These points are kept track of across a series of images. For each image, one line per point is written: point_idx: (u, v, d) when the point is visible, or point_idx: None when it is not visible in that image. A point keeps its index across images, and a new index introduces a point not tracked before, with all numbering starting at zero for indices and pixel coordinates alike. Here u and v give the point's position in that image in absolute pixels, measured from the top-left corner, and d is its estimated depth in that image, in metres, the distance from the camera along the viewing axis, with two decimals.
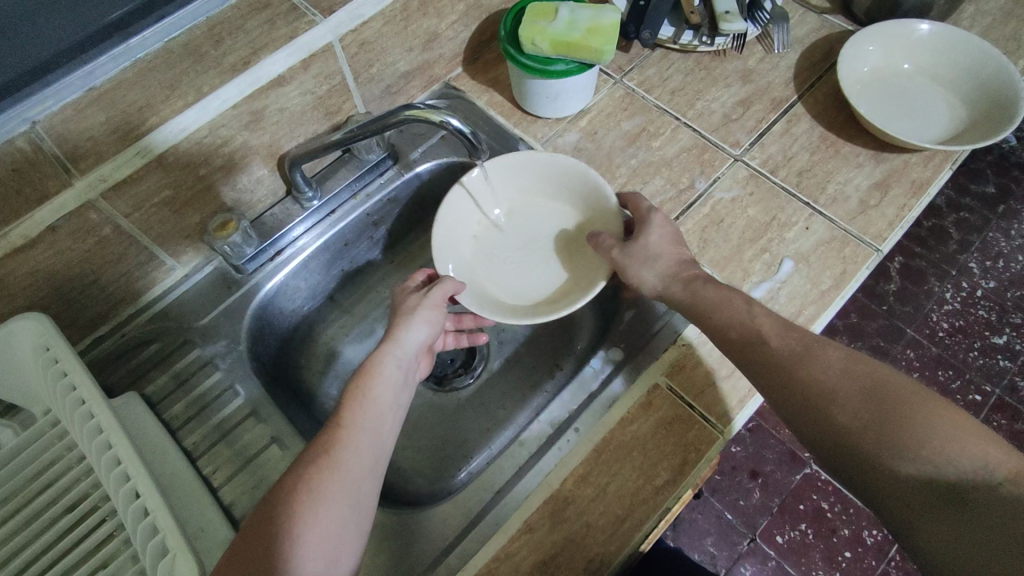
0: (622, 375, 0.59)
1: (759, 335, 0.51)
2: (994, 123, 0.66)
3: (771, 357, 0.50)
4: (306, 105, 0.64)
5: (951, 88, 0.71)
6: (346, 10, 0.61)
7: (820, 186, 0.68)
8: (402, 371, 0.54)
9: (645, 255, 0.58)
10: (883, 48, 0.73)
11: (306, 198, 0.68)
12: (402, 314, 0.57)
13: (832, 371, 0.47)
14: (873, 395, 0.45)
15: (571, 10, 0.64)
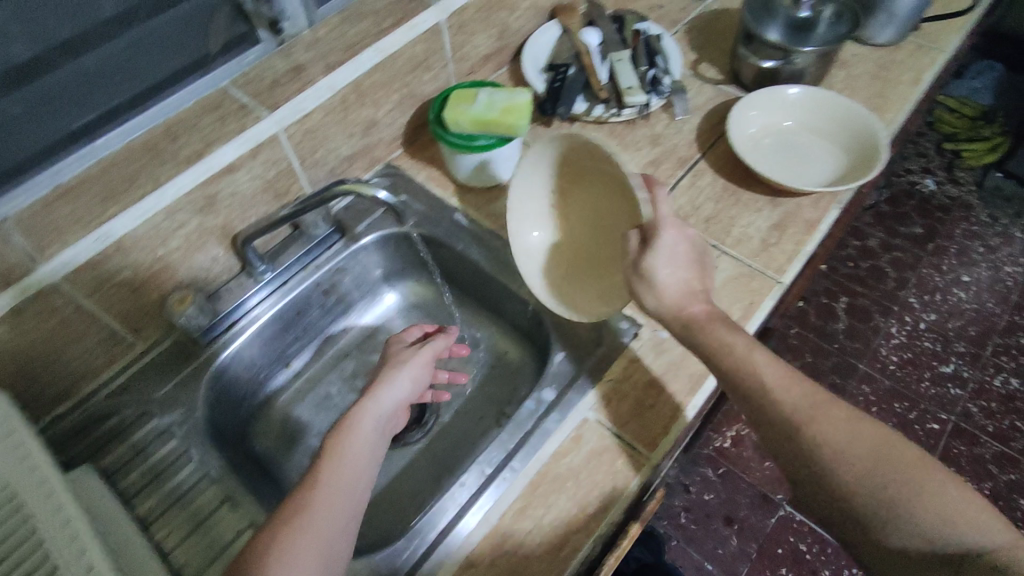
0: (555, 413, 0.63)
1: (764, 384, 0.51)
2: (864, 164, 0.77)
3: (780, 408, 0.50)
4: (256, 189, 0.72)
5: (829, 138, 0.81)
6: (289, 105, 0.69)
7: (725, 231, 0.75)
8: (377, 428, 0.58)
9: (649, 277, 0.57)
10: (765, 112, 0.83)
11: (258, 271, 0.74)
12: (390, 369, 0.64)
13: (839, 426, 0.48)
14: (874, 449, 0.47)
15: (488, 94, 0.73)
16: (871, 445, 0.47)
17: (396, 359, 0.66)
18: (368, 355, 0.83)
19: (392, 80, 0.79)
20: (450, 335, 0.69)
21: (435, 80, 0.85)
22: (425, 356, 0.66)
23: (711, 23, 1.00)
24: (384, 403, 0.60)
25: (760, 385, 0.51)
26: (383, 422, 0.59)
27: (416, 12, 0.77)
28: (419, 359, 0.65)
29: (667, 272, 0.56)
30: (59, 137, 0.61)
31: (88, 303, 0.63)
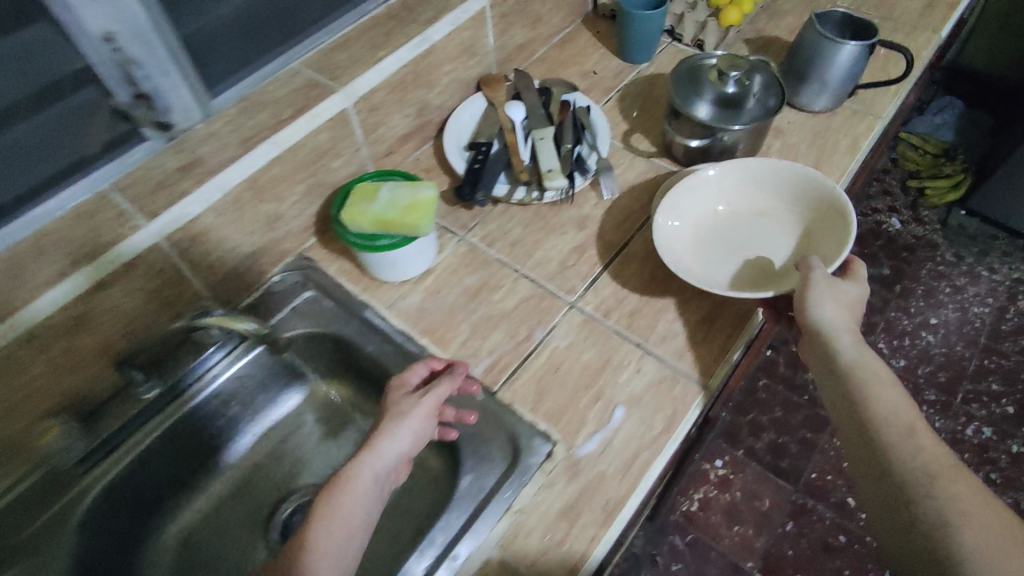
0: (455, 550, 0.57)
1: (913, 430, 0.55)
2: (830, 245, 0.72)
3: (911, 459, 0.53)
4: (138, 301, 0.66)
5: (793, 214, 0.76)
6: (171, 212, 0.65)
7: (649, 326, 0.71)
8: (374, 487, 0.54)
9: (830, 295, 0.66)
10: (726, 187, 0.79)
11: (144, 390, 0.69)
12: (388, 419, 0.58)
13: (966, 487, 0.50)
14: (989, 516, 0.48)
15: (391, 188, 0.68)
16: (1003, 525, 0.47)
17: (396, 405, 0.59)
18: (279, 464, 0.77)
19: (296, 172, 0.74)
20: (456, 377, 0.62)
21: (348, 164, 0.81)
22: (429, 404, 0.59)
23: (645, 90, 0.96)
24: (384, 457, 0.56)
25: (906, 428, 0.56)
26: (380, 478, 0.55)
27: (319, 100, 0.74)
28: (421, 409, 0.59)
29: (854, 302, 0.66)
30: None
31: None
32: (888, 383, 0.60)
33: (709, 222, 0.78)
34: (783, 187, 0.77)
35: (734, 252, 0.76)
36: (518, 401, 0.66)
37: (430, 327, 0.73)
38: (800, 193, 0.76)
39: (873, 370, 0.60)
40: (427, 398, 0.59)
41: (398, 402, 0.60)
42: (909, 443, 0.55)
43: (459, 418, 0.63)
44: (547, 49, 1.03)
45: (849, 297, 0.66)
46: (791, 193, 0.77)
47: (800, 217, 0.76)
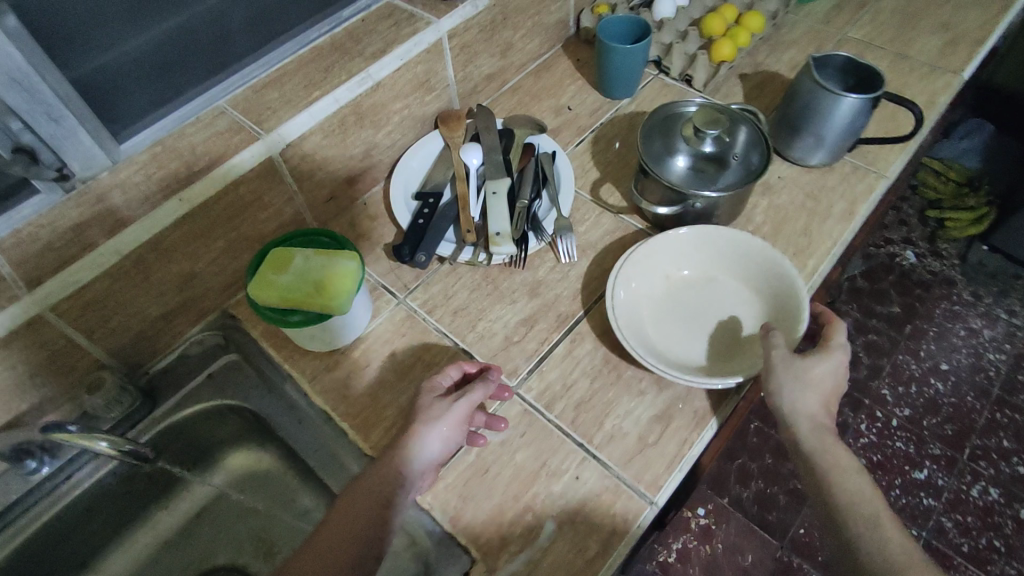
0: None
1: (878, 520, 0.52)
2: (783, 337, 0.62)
3: (878, 553, 0.50)
4: (21, 375, 0.58)
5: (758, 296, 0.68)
6: (57, 280, 0.57)
7: (596, 422, 0.62)
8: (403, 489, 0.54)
9: (804, 380, 0.57)
10: (695, 248, 0.70)
11: (30, 468, 0.63)
12: (419, 421, 0.56)
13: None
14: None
15: (306, 257, 0.60)
16: None
17: (427, 409, 0.57)
18: (193, 540, 0.72)
19: (212, 228, 0.67)
20: (489, 384, 0.59)
21: (278, 214, 0.73)
22: (460, 412, 0.57)
23: (624, 132, 0.87)
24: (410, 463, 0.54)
25: (870, 517, 0.52)
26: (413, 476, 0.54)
27: (239, 148, 0.65)
28: (451, 416, 0.57)
29: (825, 378, 0.58)
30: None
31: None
32: (853, 471, 0.55)
33: (669, 291, 0.70)
34: (736, 256, 0.69)
35: (686, 332, 0.67)
36: (438, 507, 0.58)
37: (352, 409, 0.65)
38: (755, 262, 0.68)
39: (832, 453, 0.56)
40: (459, 405, 0.57)
41: (431, 405, 0.57)
42: (875, 535, 0.51)
43: (489, 424, 0.61)
44: (521, 78, 0.94)
45: (820, 372, 0.58)
46: (747, 262, 0.69)
47: (761, 295, 0.68)
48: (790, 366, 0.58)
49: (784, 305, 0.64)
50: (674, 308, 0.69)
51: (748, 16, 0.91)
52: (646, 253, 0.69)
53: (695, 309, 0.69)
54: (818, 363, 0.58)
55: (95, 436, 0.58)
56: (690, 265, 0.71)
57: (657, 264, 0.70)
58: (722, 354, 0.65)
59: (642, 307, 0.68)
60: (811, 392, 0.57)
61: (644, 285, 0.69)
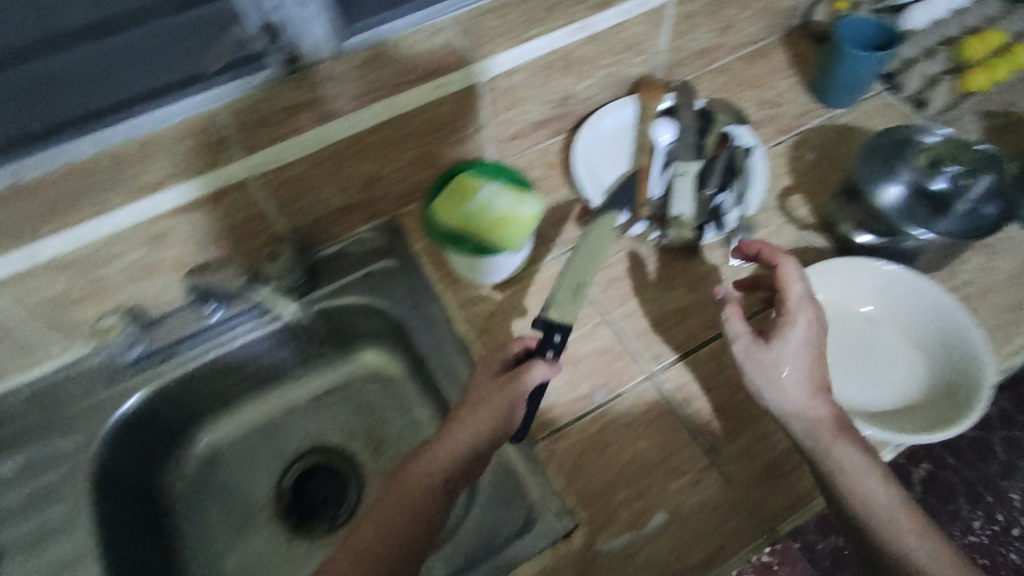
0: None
1: (893, 534, 0.50)
2: (932, 422, 0.56)
3: None
4: (218, 229, 0.65)
5: (932, 372, 0.60)
6: (269, 153, 0.62)
7: (729, 434, 0.60)
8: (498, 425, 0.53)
9: (774, 366, 0.54)
10: (885, 289, 0.63)
11: (208, 310, 0.69)
12: (465, 408, 0.54)
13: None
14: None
15: (494, 190, 0.61)
16: None
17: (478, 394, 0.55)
18: (314, 416, 0.77)
19: (405, 138, 0.69)
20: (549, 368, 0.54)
21: (465, 141, 0.74)
22: (511, 389, 0.53)
23: (830, 142, 0.79)
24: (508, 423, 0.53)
25: (883, 532, 0.50)
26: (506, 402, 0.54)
27: (449, 69, 0.66)
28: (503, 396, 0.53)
29: (801, 347, 0.54)
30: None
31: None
32: (872, 473, 0.52)
33: (844, 319, 0.64)
34: (913, 305, 0.62)
35: (839, 366, 0.62)
36: (555, 462, 0.59)
37: (489, 345, 0.67)
38: (940, 322, 0.60)
39: (834, 463, 0.52)
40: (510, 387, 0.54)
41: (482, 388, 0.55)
42: None
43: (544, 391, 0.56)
44: (732, 59, 0.87)
45: (796, 344, 0.54)
46: (935, 331, 0.61)
47: (935, 372, 0.60)
48: (757, 366, 0.55)
49: (951, 399, 0.57)
50: (845, 337, 0.63)
51: (1016, 49, 0.80)
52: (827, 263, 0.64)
53: (864, 348, 0.63)
54: (785, 330, 0.55)
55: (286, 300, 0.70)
56: (873, 300, 0.64)
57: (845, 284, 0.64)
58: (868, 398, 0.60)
59: None
60: (789, 371, 0.53)
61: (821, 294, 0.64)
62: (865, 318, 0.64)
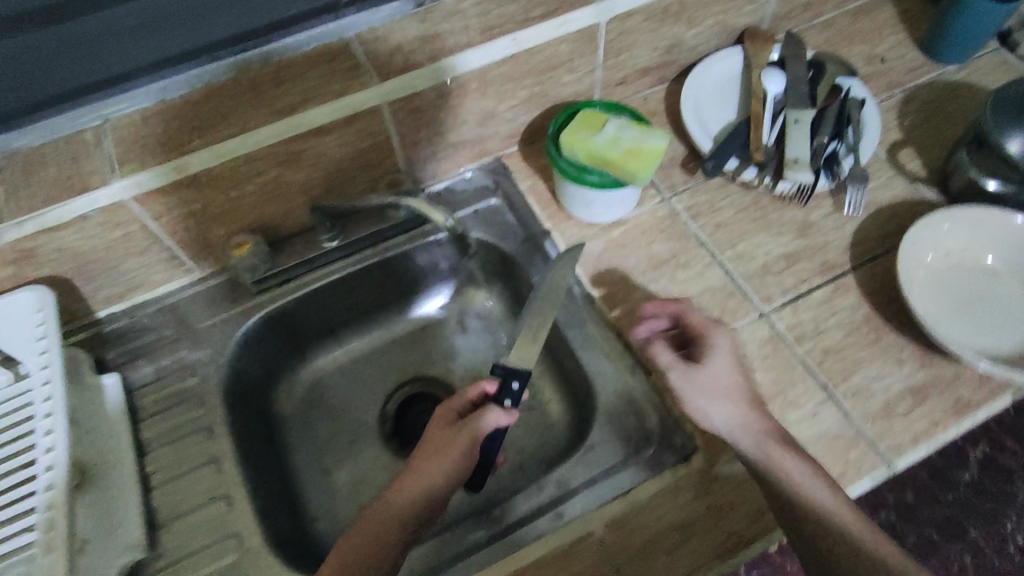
0: (579, 499, 0.58)
1: (849, 542, 0.49)
2: None
3: None
4: (345, 155, 0.67)
5: None
6: (400, 80, 0.63)
7: (844, 373, 0.61)
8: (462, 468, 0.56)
9: (709, 395, 0.55)
10: (1010, 241, 0.63)
11: (327, 238, 0.72)
12: (422, 454, 0.56)
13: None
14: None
15: (618, 125, 0.62)
16: None
17: (431, 440, 0.58)
18: (414, 348, 0.79)
19: (524, 75, 0.70)
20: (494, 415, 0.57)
21: (576, 83, 0.75)
22: (461, 443, 0.56)
23: (940, 99, 0.79)
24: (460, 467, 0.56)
25: (839, 540, 0.49)
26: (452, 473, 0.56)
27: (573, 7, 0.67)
28: (456, 448, 0.56)
29: (723, 376, 0.56)
30: (139, 65, 0.60)
31: (20, 245, 0.57)
32: (817, 478, 0.51)
33: (965, 268, 0.63)
34: None
35: (958, 313, 0.61)
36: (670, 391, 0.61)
37: (600, 281, 0.69)
38: None
39: (772, 477, 0.51)
40: (461, 437, 0.56)
41: (433, 435, 0.58)
42: None
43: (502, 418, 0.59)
44: (837, 15, 0.85)
45: (720, 374, 0.56)
46: None
47: None
48: (694, 390, 0.56)
49: None
50: (966, 286, 0.62)
51: None
52: (951, 210, 0.64)
53: (985, 297, 0.62)
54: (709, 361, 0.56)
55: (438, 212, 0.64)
56: (997, 251, 0.63)
57: (969, 233, 0.63)
58: (989, 345, 0.60)
59: (931, 265, 0.63)
60: (723, 404, 0.54)
61: (942, 242, 0.64)
62: (986, 268, 0.63)
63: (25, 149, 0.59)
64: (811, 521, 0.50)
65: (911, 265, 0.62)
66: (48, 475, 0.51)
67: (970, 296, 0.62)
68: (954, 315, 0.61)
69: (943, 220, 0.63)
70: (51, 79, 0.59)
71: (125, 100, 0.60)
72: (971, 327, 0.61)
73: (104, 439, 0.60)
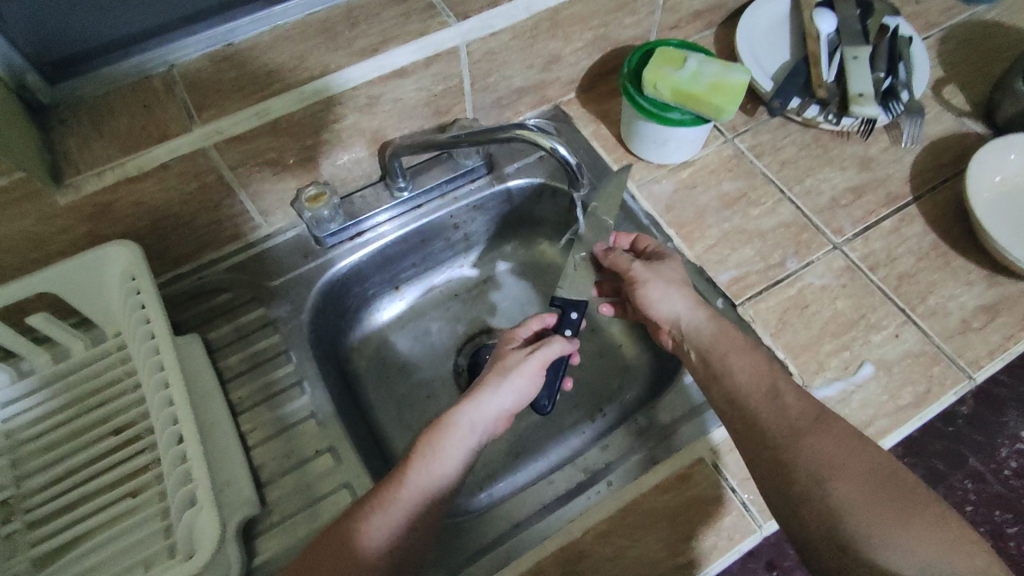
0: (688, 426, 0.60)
1: (798, 433, 0.50)
2: None
3: None
4: (419, 100, 0.65)
5: None
6: (479, 18, 0.61)
7: (920, 295, 0.64)
8: (475, 436, 0.53)
9: (667, 281, 0.60)
10: None
11: (397, 187, 0.70)
12: (495, 371, 0.57)
13: (858, 488, 0.47)
14: (886, 520, 0.46)
15: (700, 61, 0.63)
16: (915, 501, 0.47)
17: (504, 360, 0.58)
18: (476, 301, 0.79)
19: (592, 16, 0.68)
20: (564, 341, 0.59)
21: (637, 26, 0.73)
22: (535, 363, 0.58)
23: (975, 38, 0.82)
24: (485, 411, 0.54)
25: (788, 430, 0.50)
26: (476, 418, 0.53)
27: None
28: (527, 367, 0.57)
29: (677, 274, 0.60)
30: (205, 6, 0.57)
31: (99, 198, 0.54)
32: (760, 358, 0.55)
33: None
34: None
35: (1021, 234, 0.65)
36: (760, 321, 0.63)
37: (676, 221, 0.70)
38: None
39: (731, 367, 0.55)
40: (535, 356, 0.57)
41: (506, 356, 0.59)
42: None
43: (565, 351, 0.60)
44: None
45: (671, 270, 0.61)
46: None
47: None
48: (656, 279, 0.60)
49: None
50: None
51: None
52: (1007, 140, 0.68)
53: None
54: (666, 262, 0.61)
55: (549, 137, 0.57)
56: None
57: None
58: None
59: (994, 192, 0.67)
60: (676, 292, 0.59)
61: (1001, 170, 0.67)
62: None
63: (90, 98, 0.54)
64: (765, 408, 0.52)
65: (977, 191, 0.66)
66: (175, 429, 0.52)
67: None
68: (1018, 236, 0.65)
69: (1000, 149, 0.67)
70: (117, 17, 0.54)
71: (198, 40, 0.56)
72: None
73: (205, 403, 0.58)
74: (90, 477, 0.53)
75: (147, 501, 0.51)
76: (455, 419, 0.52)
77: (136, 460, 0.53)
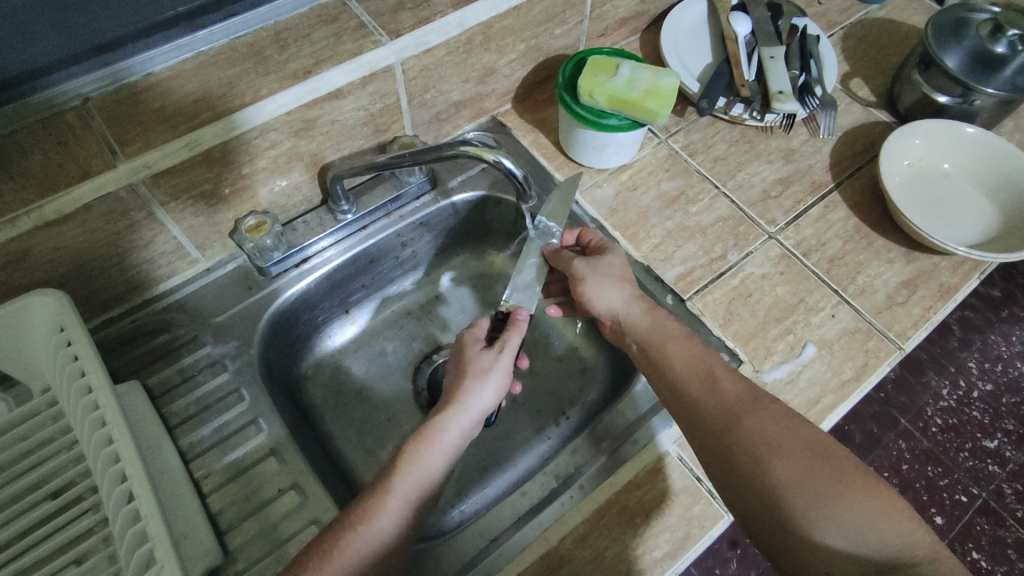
0: (653, 421, 0.61)
1: (736, 416, 0.49)
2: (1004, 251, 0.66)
3: None
4: (357, 120, 0.64)
5: (999, 216, 0.70)
6: (413, 36, 0.60)
7: (850, 276, 0.68)
8: (463, 440, 0.52)
9: (604, 276, 0.61)
10: (962, 150, 0.73)
11: (340, 210, 0.68)
12: (469, 375, 0.54)
13: (796, 464, 0.45)
14: (824, 493, 0.44)
15: (633, 68, 0.65)
16: (862, 473, 0.45)
17: (474, 360, 0.55)
18: (429, 316, 0.79)
19: (523, 28, 0.69)
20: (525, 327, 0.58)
21: (567, 36, 0.75)
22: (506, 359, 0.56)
23: (872, 34, 0.88)
24: (473, 415, 0.53)
25: (726, 415, 0.49)
26: (465, 424, 0.52)
27: None
28: (502, 363, 0.55)
29: (614, 267, 0.62)
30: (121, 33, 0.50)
31: (14, 246, 0.50)
32: (694, 344, 0.55)
33: (927, 175, 0.73)
34: (987, 164, 0.72)
35: (924, 211, 0.71)
36: (709, 314, 0.66)
37: (620, 223, 0.71)
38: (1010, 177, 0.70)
39: (668, 357, 0.54)
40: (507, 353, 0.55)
41: (477, 357, 0.55)
42: None
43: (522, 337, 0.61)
44: None
45: (608, 263, 0.62)
46: (1003, 185, 0.71)
47: (1003, 218, 0.70)
48: (595, 271, 0.61)
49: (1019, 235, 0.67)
50: (929, 190, 0.73)
51: None
52: (916, 125, 0.73)
53: (944, 198, 0.72)
54: (609, 256, 0.63)
55: (493, 151, 0.59)
56: (952, 158, 0.73)
57: (931, 144, 0.74)
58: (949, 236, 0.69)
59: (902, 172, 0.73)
60: (612, 286, 0.60)
61: (909, 152, 0.73)
62: (944, 174, 0.73)
63: None
64: (702, 394, 0.51)
65: (889, 170, 0.71)
66: (125, 487, 0.48)
67: (932, 198, 0.72)
68: (923, 212, 0.71)
69: (910, 132, 0.73)
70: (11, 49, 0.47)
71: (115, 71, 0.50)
72: (935, 221, 0.71)
73: (153, 454, 0.54)
74: (25, 549, 0.48)
75: (96, 566, 0.47)
76: (441, 431, 0.51)
77: (77, 525, 0.49)
